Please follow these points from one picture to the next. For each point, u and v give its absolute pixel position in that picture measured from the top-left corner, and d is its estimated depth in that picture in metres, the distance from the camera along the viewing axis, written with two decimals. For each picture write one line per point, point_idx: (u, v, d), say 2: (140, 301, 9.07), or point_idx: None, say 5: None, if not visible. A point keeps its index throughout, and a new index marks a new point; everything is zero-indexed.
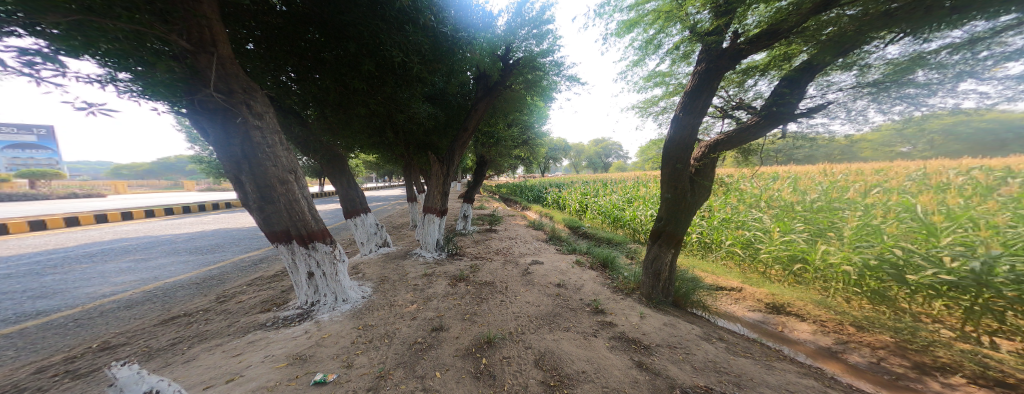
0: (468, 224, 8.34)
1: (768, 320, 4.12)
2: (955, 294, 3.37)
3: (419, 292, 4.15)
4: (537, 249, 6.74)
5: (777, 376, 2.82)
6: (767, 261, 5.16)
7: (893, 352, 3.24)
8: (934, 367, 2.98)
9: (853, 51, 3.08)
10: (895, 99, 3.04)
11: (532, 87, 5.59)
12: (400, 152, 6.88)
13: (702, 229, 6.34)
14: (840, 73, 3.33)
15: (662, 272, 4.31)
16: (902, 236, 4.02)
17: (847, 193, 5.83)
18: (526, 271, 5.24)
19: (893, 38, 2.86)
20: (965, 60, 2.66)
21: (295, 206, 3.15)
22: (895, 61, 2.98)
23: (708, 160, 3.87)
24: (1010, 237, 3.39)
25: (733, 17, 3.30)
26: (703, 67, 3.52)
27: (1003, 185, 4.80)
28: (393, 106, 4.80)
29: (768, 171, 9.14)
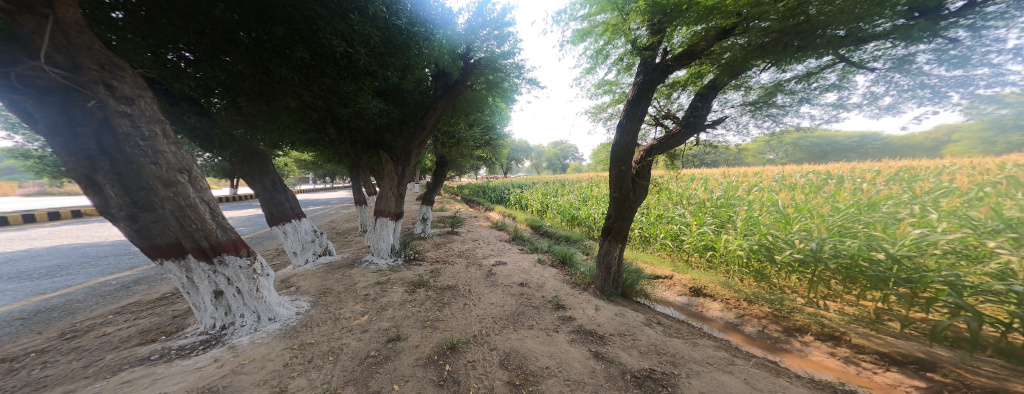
0: (428, 227, 7.96)
1: (692, 302, 4.72)
2: (802, 269, 4.29)
3: (370, 302, 3.81)
4: (501, 249, 6.74)
5: (700, 352, 3.26)
6: (688, 250, 5.91)
7: (771, 319, 4.01)
8: (796, 329, 3.77)
9: (742, 75, 3.85)
10: (766, 116, 3.98)
11: (493, 88, 5.55)
12: (347, 149, 6.24)
13: (642, 224, 7.02)
14: (733, 92, 4.10)
15: (612, 266, 4.65)
16: (772, 225, 4.99)
17: (737, 191, 7.06)
18: (490, 273, 5.21)
19: (771, 68, 3.60)
20: (806, 89, 3.60)
21: (191, 213, 2.54)
22: (765, 86, 3.82)
23: (645, 163, 4.31)
24: (831, 223, 4.41)
25: (663, 37, 3.71)
26: (643, 78, 3.85)
27: (829, 183, 6.52)
28: (330, 98, 4.28)
29: (683, 173, 10.64)
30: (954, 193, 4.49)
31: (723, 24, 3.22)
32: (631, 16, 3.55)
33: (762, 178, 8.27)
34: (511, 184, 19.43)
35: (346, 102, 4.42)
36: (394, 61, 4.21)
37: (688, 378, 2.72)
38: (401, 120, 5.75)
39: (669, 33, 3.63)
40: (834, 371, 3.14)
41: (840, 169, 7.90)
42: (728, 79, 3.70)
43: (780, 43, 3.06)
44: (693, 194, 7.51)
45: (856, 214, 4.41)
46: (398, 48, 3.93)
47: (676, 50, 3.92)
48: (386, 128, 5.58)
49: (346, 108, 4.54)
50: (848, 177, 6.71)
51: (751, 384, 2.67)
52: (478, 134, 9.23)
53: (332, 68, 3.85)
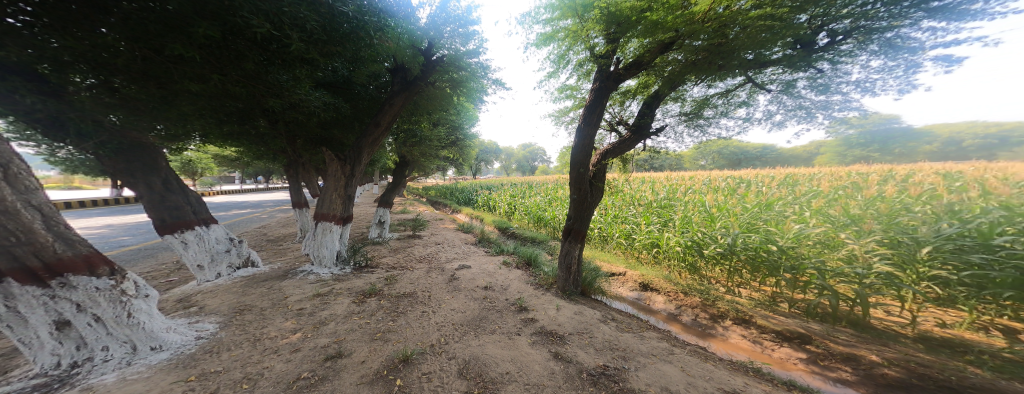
0: (385, 230, 7.30)
1: (641, 296, 4.92)
2: (722, 260, 4.72)
3: (303, 318, 3.31)
4: (466, 252, 6.46)
5: (647, 344, 3.36)
6: (638, 247, 6.16)
7: (699, 308, 4.26)
8: (718, 316, 4.05)
9: (679, 89, 4.15)
10: (697, 127, 4.36)
11: (458, 85, 5.24)
12: (283, 144, 5.41)
13: (601, 225, 7.18)
14: (672, 104, 4.41)
15: (572, 265, 4.66)
16: (698, 222, 5.43)
17: (678, 193, 7.69)
18: (453, 277, 4.93)
19: (703, 84, 3.95)
20: (726, 105, 4.08)
21: (8, 221, 1.85)
22: (697, 100, 4.21)
23: (601, 166, 4.36)
24: (743, 219, 4.96)
25: (618, 47, 3.75)
26: (603, 85, 3.89)
27: (760, 184, 7.38)
28: (257, 86, 3.57)
29: (635, 177, 11.37)
30: (813, 192, 5.55)
31: (665, 39, 3.36)
32: (589, 24, 3.55)
33: (695, 182, 9.22)
34: (478, 185, 19.10)
35: (280, 93, 3.71)
36: (339, 53, 3.75)
37: (636, 372, 2.76)
38: (353, 115, 5.20)
39: (624, 42, 3.67)
40: (746, 351, 3.53)
41: (770, 174, 9.00)
42: (668, 90, 3.91)
43: (710, 59, 3.29)
44: (643, 195, 8.00)
45: (759, 211, 5.09)
46: (347, 38, 3.51)
47: (629, 59, 4.03)
48: (335, 124, 5.06)
49: (277, 99, 3.83)
50: (776, 180, 7.68)
51: (686, 372, 2.81)
52: (442, 133, 8.82)
53: (255, 52, 3.16)
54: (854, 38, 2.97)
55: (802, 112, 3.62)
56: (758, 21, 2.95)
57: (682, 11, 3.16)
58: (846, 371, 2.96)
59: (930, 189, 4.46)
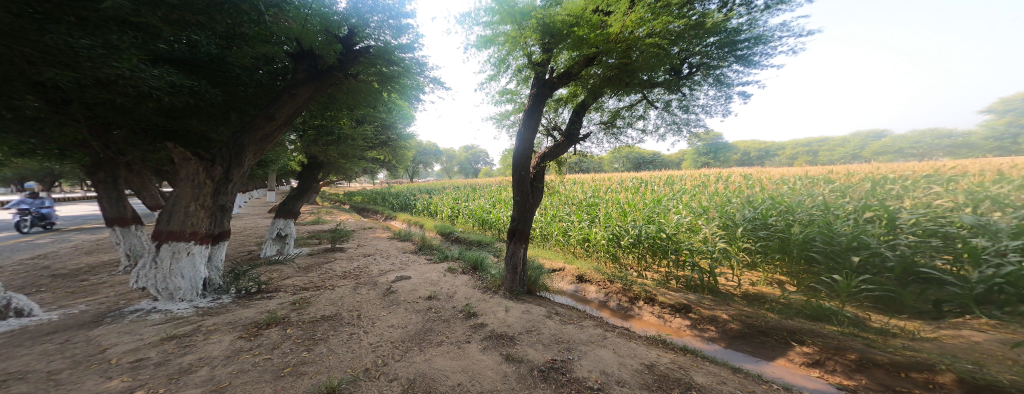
0: (287, 246, 6.07)
1: (579, 289, 5.04)
2: (628, 247, 5.23)
3: (156, 370, 2.14)
4: (403, 263, 5.87)
5: (586, 332, 3.31)
6: (574, 243, 6.24)
7: (620, 291, 4.59)
8: (633, 298, 4.39)
9: (597, 101, 4.60)
10: (612, 135, 4.92)
11: (387, 80, 4.69)
12: (76, 131, 3.67)
13: (541, 223, 7.15)
14: (593, 114, 4.84)
15: (518, 265, 4.33)
16: (614, 216, 5.93)
17: (602, 192, 8.50)
18: (389, 291, 4.36)
19: (616, 96, 4.47)
20: (629, 117, 4.82)
21: None
22: (610, 112, 4.80)
23: (541, 169, 4.24)
24: (647, 213, 5.69)
25: (551, 57, 3.91)
26: (540, 91, 3.92)
27: (670, 181, 8.63)
28: (18, 49, 2.13)
29: (569, 178, 12.18)
30: (696, 191, 6.69)
31: (589, 55, 3.61)
32: (527, 33, 3.53)
33: (613, 182, 10.35)
34: (413, 189, 17.99)
35: (71, 62, 2.32)
36: (199, 24, 2.93)
37: (580, 361, 2.67)
38: (225, 104, 4.07)
39: (557, 54, 3.78)
40: (654, 326, 3.94)
41: (677, 173, 10.65)
42: (592, 100, 4.25)
43: (621, 76, 3.75)
44: (575, 195, 8.57)
45: (658, 206, 5.98)
46: (218, 9, 2.79)
47: (560, 69, 4.18)
48: (189, 112, 3.85)
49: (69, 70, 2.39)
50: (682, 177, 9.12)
51: (616, 352, 2.87)
52: (366, 133, 7.90)
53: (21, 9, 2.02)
54: (700, 71, 4.08)
55: (675, 127, 4.69)
56: (651, 47, 3.45)
57: (601, 31, 3.44)
58: (711, 329, 3.60)
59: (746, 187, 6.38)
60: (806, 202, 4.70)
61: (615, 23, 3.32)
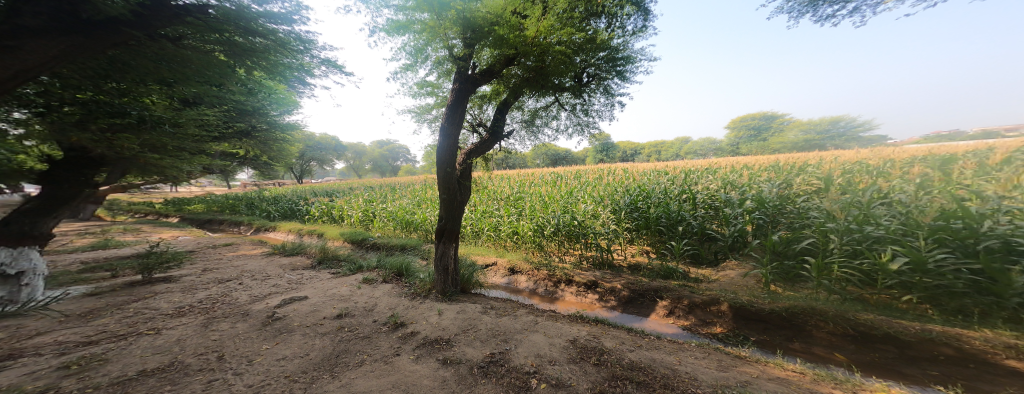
0: (33, 291, 3.43)
1: (511, 282, 5.16)
2: (552, 236, 5.61)
3: None
4: (295, 282, 4.77)
5: (519, 321, 3.44)
6: (504, 238, 6.30)
7: (547, 277, 4.88)
8: (559, 282, 4.72)
9: (517, 101, 4.77)
10: (532, 134, 5.21)
11: (244, 55, 3.21)
12: None
13: (470, 220, 6.98)
14: (514, 112, 5.02)
15: (449, 266, 4.13)
16: (537, 209, 6.28)
17: (526, 186, 8.93)
18: (272, 317, 3.34)
19: (534, 97, 4.74)
20: (545, 117, 5.17)
21: None
22: (529, 111, 5.06)
23: (467, 166, 4.08)
24: (569, 204, 6.20)
25: (473, 53, 3.75)
26: (459, 86, 3.74)
27: (582, 174, 9.70)
28: None
29: (496, 174, 12.43)
30: (602, 183, 7.59)
31: (509, 54, 3.65)
32: (446, 24, 3.40)
33: (536, 176, 11.03)
34: (300, 192, 14.98)
35: None
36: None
37: (517, 349, 2.77)
38: None
39: (480, 50, 3.70)
40: (574, 305, 4.33)
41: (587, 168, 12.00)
42: (514, 99, 4.34)
43: (537, 78, 4.00)
44: (502, 191, 8.72)
45: (575, 197, 6.59)
46: None
47: (483, 66, 4.08)
48: None
49: None
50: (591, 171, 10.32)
51: (547, 334, 3.07)
52: (208, 119, 5.70)
53: None
54: (596, 81, 4.67)
55: (582, 128, 5.24)
56: (559, 56, 3.77)
57: (519, 33, 3.54)
58: (612, 299, 4.13)
59: (640, 176, 7.60)
60: (662, 188, 5.79)
61: (532, 26, 3.51)
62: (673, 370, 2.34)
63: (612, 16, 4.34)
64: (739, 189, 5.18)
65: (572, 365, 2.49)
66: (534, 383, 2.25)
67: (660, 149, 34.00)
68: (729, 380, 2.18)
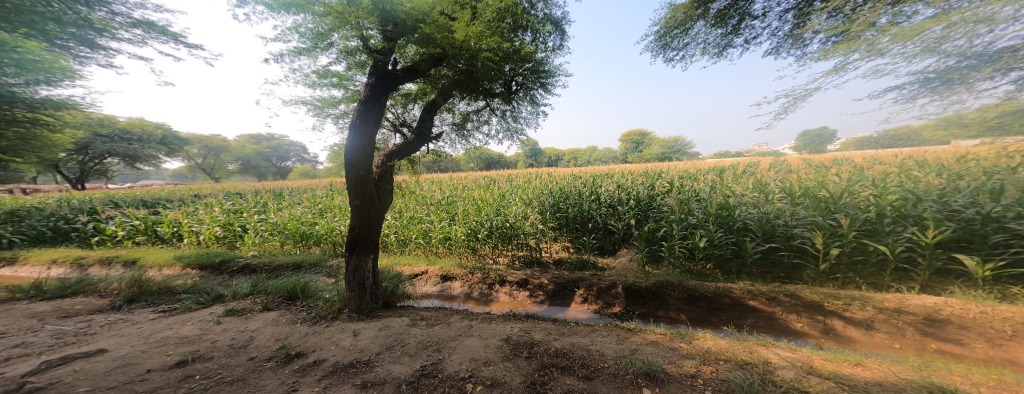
0: None
1: (445, 289, 4.90)
2: (483, 238, 5.62)
3: None
4: (91, 328, 2.89)
5: (450, 329, 3.32)
6: (437, 245, 5.87)
7: (482, 279, 4.83)
8: (494, 283, 4.73)
9: (448, 102, 4.65)
10: (464, 137, 5.14)
11: None
12: None
13: (396, 228, 6.12)
14: (444, 114, 4.86)
15: (366, 281, 3.65)
16: (471, 213, 6.09)
17: (457, 191, 8.55)
18: (26, 388, 1.91)
19: (465, 100, 4.69)
20: (477, 121, 5.18)
21: None
22: (461, 114, 4.97)
23: (387, 169, 3.68)
24: (499, 207, 6.29)
25: (395, 48, 3.51)
26: (371, 81, 3.34)
27: (509, 179, 9.87)
28: None
29: (423, 178, 11.58)
30: (532, 186, 7.94)
31: (433, 54, 3.53)
32: (357, 12, 2.97)
33: (467, 180, 10.75)
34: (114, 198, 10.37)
35: None
36: None
37: (450, 357, 2.68)
38: None
39: (401, 46, 3.48)
40: (508, 304, 4.43)
41: (513, 173, 12.28)
42: (443, 101, 4.13)
43: (468, 82, 3.97)
44: (432, 196, 8.11)
45: (504, 201, 6.73)
46: None
47: (407, 63, 3.85)
48: None
49: None
50: (518, 176, 10.60)
51: (481, 337, 3.07)
52: None
53: None
54: (525, 90, 4.93)
55: (512, 133, 5.43)
56: (489, 62, 3.82)
57: (448, 34, 3.48)
58: (540, 293, 4.39)
59: (565, 179, 8.20)
60: (579, 189, 6.42)
61: (460, 29, 3.46)
62: (587, 351, 2.61)
63: (536, 31, 4.62)
64: (625, 189, 6.15)
65: (505, 363, 2.54)
66: (469, 388, 2.22)
67: (567, 156, 37.34)
68: (626, 351, 2.54)
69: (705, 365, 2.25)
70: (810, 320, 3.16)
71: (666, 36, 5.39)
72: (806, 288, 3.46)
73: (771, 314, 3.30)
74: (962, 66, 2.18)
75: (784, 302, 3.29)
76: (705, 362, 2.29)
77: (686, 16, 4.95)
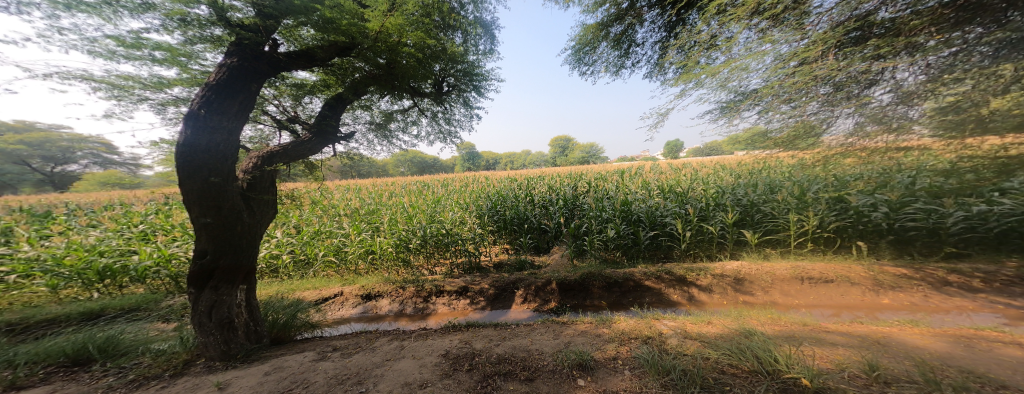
0: None
1: (366, 310, 4.20)
2: (406, 248, 5.10)
3: None
4: None
5: (371, 355, 2.79)
6: (354, 261, 5.03)
7: (416, 294, 4.31)
8: (426, 296, 4.28)
9: (363, 98, 4.01)
10: (385, 138, 4.57)
11: None
12: None
13: (293, 247, 4.93)
14: (359, 111, 4.18)
15: (235, 317, 2.37)
16: (401, 221, 5.48)
17: (383, 199, 7.59)
18: None
19: (386, 97, 4.15)
20: (401, 122, 4.67)
21: None
22: (383, 113, 4.39)
23: (262, 176, 2.40)
24: (430, 214, 5.81)
25: (278, 26, 2.35)
26: (230, 61, 2.03)
27: (437, 185, 9.25)
28: None
29: (333, 185, 9.89)
30: (470, 190, 7.67)
31: (339, 42, 2.63)
32: None
33: (394, 186, 9.69)
34: None
35: None
36: None
37: (376, 387, 2.17)
38: None
39: (292, 28, 2.39)
40: (447, 315, 4.08)
41: (441, 178, 11.60)
42: (353, 95, 3.36)
43: (387, 78, 3.31)
44: (348, 204, 6.96)
45: (432, 207, 6.24)
46: None
47: (297, 46, 2.61)
48: None
49: None
50: (446, 181, 10.05)
51: (417, 357, 2.67)
52: None
53: None
54: (455, 91, 4.66)
55: (444, 136, 5.09)
56: (413, 64, 3.23)
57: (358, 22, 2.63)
58: (481, 299, 4.18)
59: (500, 183, 8.17)
60: (515, 192, 6.52)
61: (374, 18, 2.75)
62: (528, 351, 2.53)
63: (467, 33, 4.44)
64: (553, 190, 6.40)
65: (445, 381, 2.22)
66: None
67: (501, 158, 37.73)
68: (562, 345, 2.56)
69: (622, 346, 2.41)
70: (681, 290, 3.79)
71: (580, 51, 5.95)
72: (675, 265, 4.16)
73: (660, 290, 3.84)
74: (735, 100, 3.08)
75: (665, 279, 3.88)
76: (621, 342, 2.48)
77: (595, 36, 5.47)
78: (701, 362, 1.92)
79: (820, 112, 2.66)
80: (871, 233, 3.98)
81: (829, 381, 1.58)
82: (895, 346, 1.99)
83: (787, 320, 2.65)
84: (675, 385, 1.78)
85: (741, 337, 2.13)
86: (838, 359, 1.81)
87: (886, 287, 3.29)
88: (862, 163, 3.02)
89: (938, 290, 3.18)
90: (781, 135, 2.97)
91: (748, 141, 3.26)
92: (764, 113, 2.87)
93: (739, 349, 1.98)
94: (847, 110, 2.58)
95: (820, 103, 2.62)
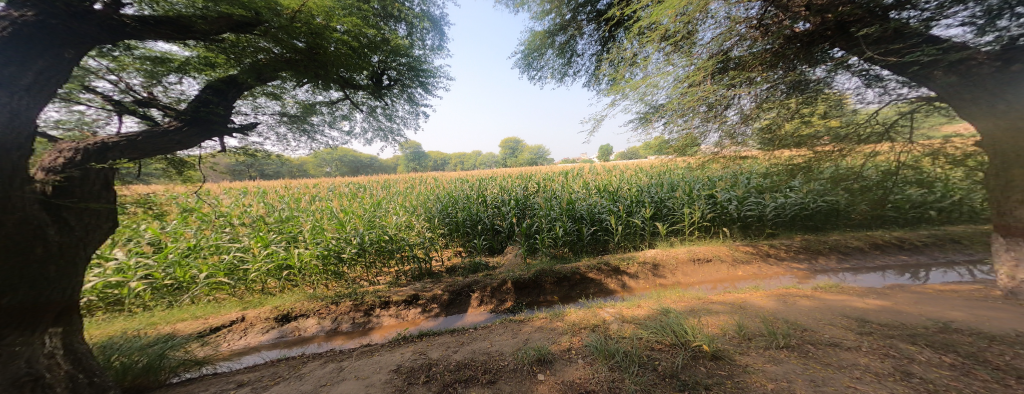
0: None
1: (283, 333, 3.63)
2: (331, 260, 4.51)
3: None
4: None
5: (301, 383, 2.39)
6: (259, 280, 4.26)
7: (353, 308, 3.86)
8: (362, 310, 3.86)
9: (274, 85, 3.43)
10: (301, 132, 3.99)
11: None
12: None
13: (152, 271, 3.84)
14: (265, 99, 3.54)
15: (47, 373, 1.54)
16: (330, 228, 4.86)
17: (300, 204, 6.58)
18: None
19: (304, 86, 3.61)
20: (325, 115, 4.12)
21: None
22: (301, 103, 3.81)
23: (89, 173, 1.80)
24: (362, 220, 5.24)
25: None
26: (19, 14, 1.47)
27: (368, 188, 8.39)
28: None
29: (229, 187, 8.14)
30: (415, 193, 7.23)
31: (236, 16, 2.02)
32: None
33: (318, 189, 8.51)
34: None
35: None
36: None
37: None
38: None
39: None
40: (395, 327, 3.74)
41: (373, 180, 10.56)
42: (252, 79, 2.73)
43: (311, 64, 2.74)
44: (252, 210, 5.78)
45: (359, 214, 5.58)
46: None
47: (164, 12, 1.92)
48: None
49: None
50: (379, 184, 9.18)
51: (361, 376, 2.37)
52: None
53: None
54: (397, 86, 4.31)
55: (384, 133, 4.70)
56: (347, 50, 2.73)
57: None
58: (434, 306, 3.95)
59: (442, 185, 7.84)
60: (467, 193, 6.42)
61: None
62: (488, 354, 2.43)
63: (411, 25, 4.13)
64: (507, 191, 6.37)
65: None
66: None
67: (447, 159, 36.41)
68: (521, 343, 2.52)
69: (574, 336, 2.47)
70: (616, 278, 4.09)
71: (529, 56, 6.10)
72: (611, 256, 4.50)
73: (602, 281, 4.08)
74: (649, 112, 3.59)
75: (604, 270, 4.15)
76: (574, 332, 2.55)
77: (542, 43, 5.64)
78: (637, 341, 2.06)
79: (702, 127, 3.30)
80: (726, 221, 4.95)
81: (720, 346, 1.85)
82: (751, 308, 2.43)
83: (686, 296, 3.02)
84: (620, 367, 1.86)
85: (660, 316, 2.37)
86: (721, 324, 2.12)
87: (740, 262, 4.08)
88: (721, 168, 3.95)
89: (765, 261, 4.08)
90: (675, 143, 3.69)
91: (654, 146, 3.96)
92: (667, 124, 3.47)
93: (662, 326, 2.18)
94: (712, 126, 3.25)
95: (701, 119, 3.25)
